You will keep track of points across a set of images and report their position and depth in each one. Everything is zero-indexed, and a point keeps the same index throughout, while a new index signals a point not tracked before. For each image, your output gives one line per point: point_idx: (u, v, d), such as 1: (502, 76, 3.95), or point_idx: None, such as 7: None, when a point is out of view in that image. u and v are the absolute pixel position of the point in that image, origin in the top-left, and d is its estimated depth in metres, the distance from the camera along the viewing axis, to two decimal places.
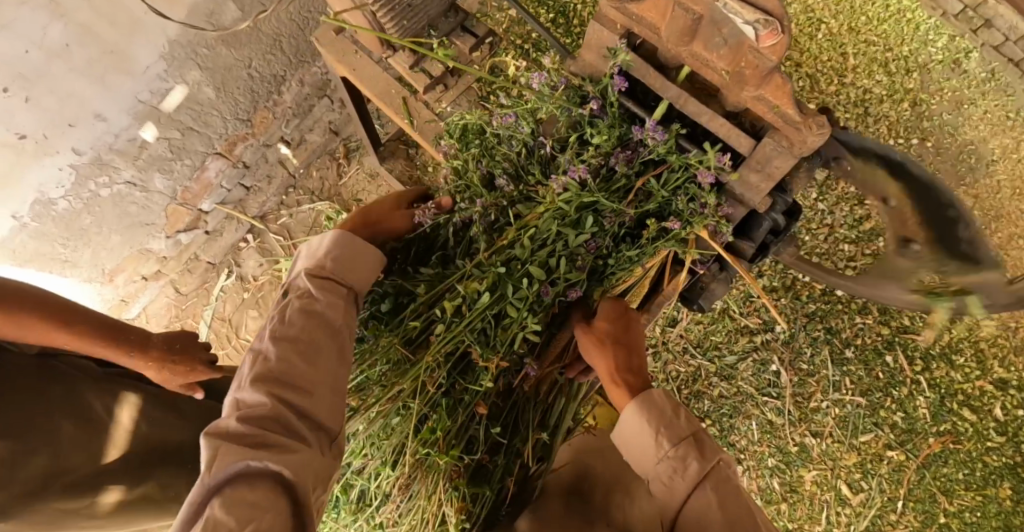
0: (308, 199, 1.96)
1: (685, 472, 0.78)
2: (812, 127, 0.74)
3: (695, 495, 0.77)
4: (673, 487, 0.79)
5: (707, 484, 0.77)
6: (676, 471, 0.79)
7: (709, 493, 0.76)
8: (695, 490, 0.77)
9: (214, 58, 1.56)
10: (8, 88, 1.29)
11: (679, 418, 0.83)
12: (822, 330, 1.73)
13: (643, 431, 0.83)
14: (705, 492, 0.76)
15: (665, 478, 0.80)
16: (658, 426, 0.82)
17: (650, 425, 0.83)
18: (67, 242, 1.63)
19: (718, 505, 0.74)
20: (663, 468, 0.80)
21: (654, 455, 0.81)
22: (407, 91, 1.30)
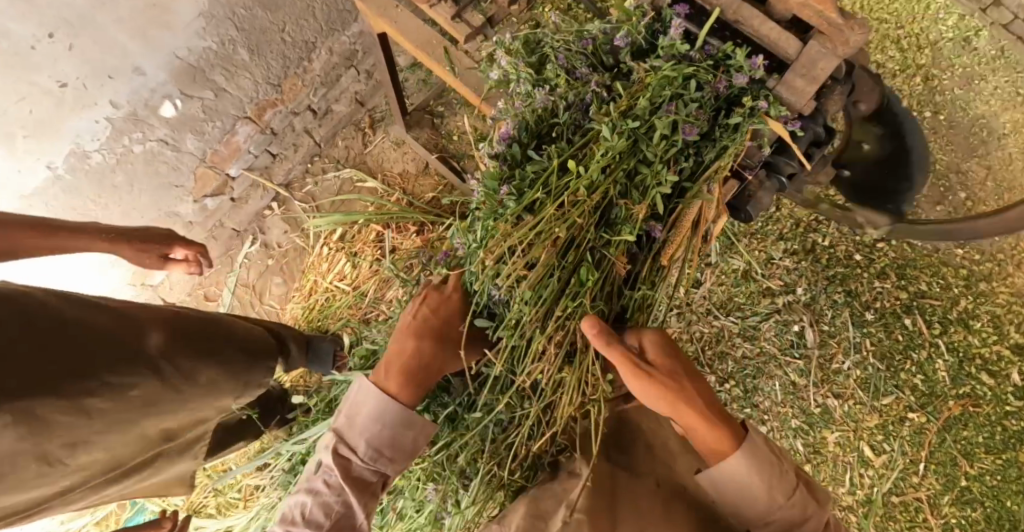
0: (333, 167, 1.98)
1: (802, 523, 0.85)
2: (854, 28, 0.79)
3: (808, 528, 0.85)
4: (796, 526, 0.85)
5: (817, 525, 0.85)
6: (794, 517, 0.85)
7: (820, 527, 0.85)
8: (817, 530, 0.84)
9: (250, 19, 1.61)
10: (54, 34, 1.32)
11: (771, 453, 0.88)
12: (843, 293, 1.76)
13: (758, 483, 0.85)
14: (820, 524, 0.85)
15: (789, 525, 0.85)
16: (773, 482, 0.85)
17: (762, 477, 0.85)
18: (99, 198, 1.65)
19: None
20: (780, 524, 0.85)
21: (771, 506, 0.85)
22: (448, 43, 1.34)
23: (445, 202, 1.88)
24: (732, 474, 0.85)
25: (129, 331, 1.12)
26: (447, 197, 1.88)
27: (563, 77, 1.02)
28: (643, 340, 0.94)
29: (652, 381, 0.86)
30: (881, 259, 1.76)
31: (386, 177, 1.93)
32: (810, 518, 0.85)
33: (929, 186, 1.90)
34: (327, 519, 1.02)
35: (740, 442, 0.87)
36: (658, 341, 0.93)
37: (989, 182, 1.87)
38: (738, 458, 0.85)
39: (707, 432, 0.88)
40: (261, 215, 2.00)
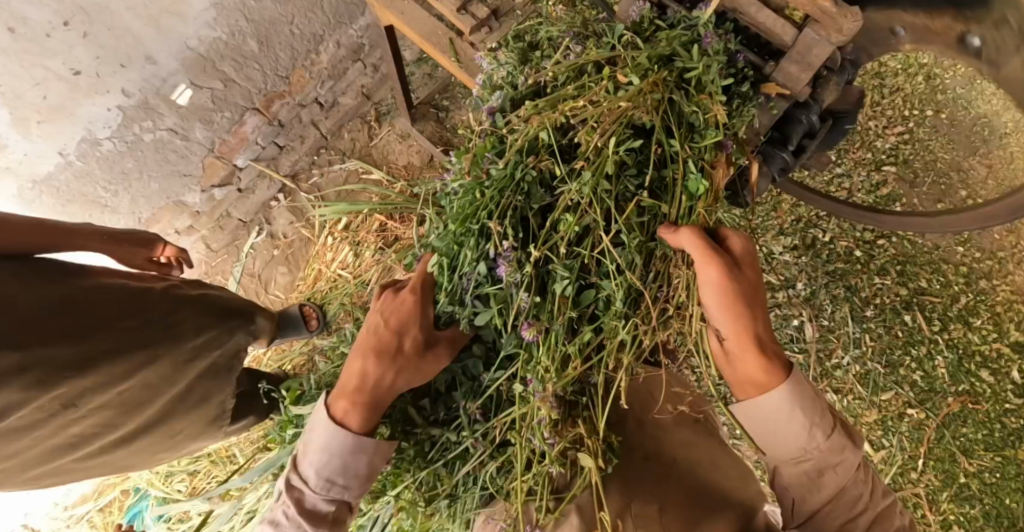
0: (339, 159, 2.01)
1: (837, 460, 0.84)
2: (846, 17, 0.84)
3: (834, 475, 0.85)
4: (823, 472, 0.85)
5: (848, 467, 0.84)
6: (825, 455, 0.84)
7: (852, 475, 0.85)
8: (844, 476, 0.84)
9: (259, 10, 1.63)
10: (69, 22, 1.36)
11: (817, 394, 0.87)
12: (843, 289, 1.76)
13: (802, 414, 0.84)
14: (851, 479, 0.85)
15: (819, 463, 0.85)
16: (812, 422, 0.84)
17: (806, 410, 0.84)
18: (109, 185, 1.69)
19: (868, 490, 0.85)
20: (812, 461, 0.85)
21: (808, 443, 0.84)
22: (453, 34, 1.37)
23: None
24: (775, 402, 0.84)
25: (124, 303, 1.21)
26: None
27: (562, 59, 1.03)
28: (731, 239, 0.88)
29: (737, 283, 0.82)
30: (881, 255, 1.78)
31: (391, 169, 1.96)
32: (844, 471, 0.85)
33: (929, 184, 1.91)
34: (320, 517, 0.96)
35: (787, 370, 0.85)
36: (743, 246, 0.87)
37: (990, 181, 1.88)
38: (780, 391, 0.83)
39: (753, 362, 0.85)
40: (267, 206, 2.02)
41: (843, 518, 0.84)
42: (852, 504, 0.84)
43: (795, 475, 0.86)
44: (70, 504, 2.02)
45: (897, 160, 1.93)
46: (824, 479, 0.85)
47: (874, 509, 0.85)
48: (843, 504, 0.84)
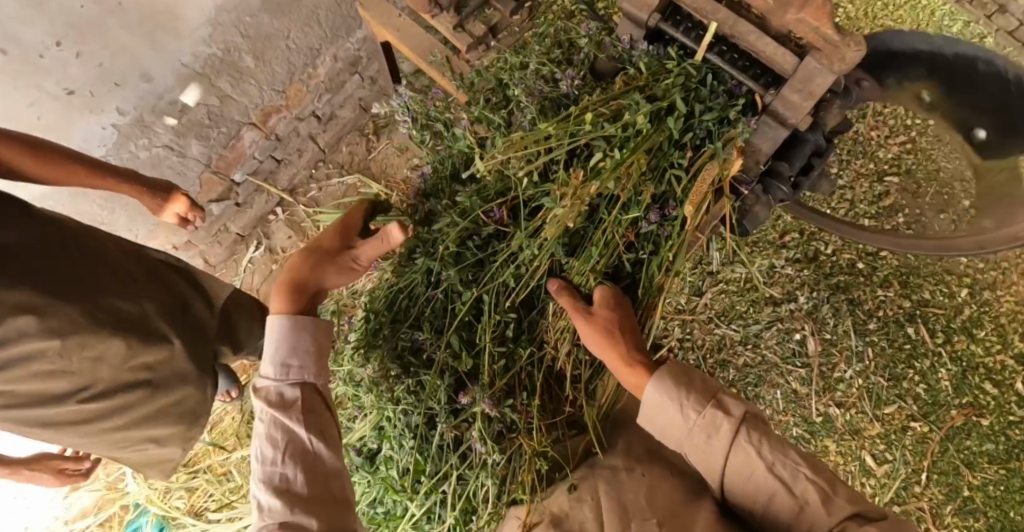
0: (338, 173, 2.00)
1: (720, 428, 0.90)
2: (849, 44, 0.82)
3: (722, 437, 0.90)
4: (712, 440, 0.90)
5: (729, 429, 0.90)
6: (705, 426, 0.91)
7: (737, 433, 0.89)
8: (729, 435, 0.89)
9: (256, 26, 1.61)
10: (62, 42, 1.34)
11: (695, 377, 0.97)
12: (845, 301, 1.75)
13: (674, 398, 0.95)
14: (738, 435, 0.89)
15: (703, 437, 0.91)
16: (683, 399, 0.94)
17: (676, 394, 0.95)
18: (105, 203, 1.68)
19: (751, 439, 0.88)
20: (697, 434, 0.92)
21: (686, 425, 0.93)
22: (451, 51, 1.35)
23: None
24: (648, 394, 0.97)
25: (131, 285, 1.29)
26: None
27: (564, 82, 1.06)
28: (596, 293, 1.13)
29: (586, 321, 1.07)
30: (884, 267, 1.76)
31: (389, 183, 1.95)
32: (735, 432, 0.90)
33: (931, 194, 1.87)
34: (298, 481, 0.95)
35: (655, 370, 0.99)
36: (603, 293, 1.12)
37: None
38: (652, 385, 0.97)
39: (632, 366, 1.02)
40: (265, 219, 2.02)
41: (742, 469, 0.88)
42: (742, 464, 0.88)
43: (698, 454, 0.92)
44: (69, 518, 1.97)
45: (899, 169, 1.90)
46: (715, 446, 0.90)
47: (768, 462, 0.86)
48: (734, 452, 0.89)
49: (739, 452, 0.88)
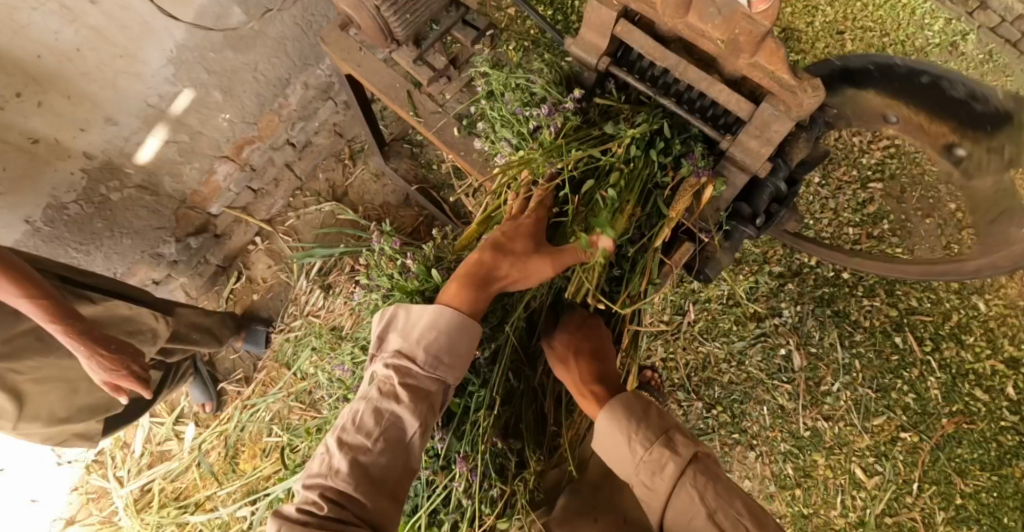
0: (315, 199, 2.01)
1: (662, 468, 0.95)
2: (807, 91, 0.76)
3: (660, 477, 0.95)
4: (652, 478, 0.96)
5: (669, 471, 0.94)
6: (647, 465, 0.97)
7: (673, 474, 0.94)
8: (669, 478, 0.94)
9: (221, 61, 1.58)
10: (22, 93, 1.32)
11: (649, 417, 1.03)
12: (829, 313, 1.73)
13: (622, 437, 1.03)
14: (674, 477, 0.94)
15: (646, 476, 0.96)
16: (633, 433, 1.01)
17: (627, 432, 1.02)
18: (80, 246, 1.65)
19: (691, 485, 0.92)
20: (644, 471, 0.97)
21: (633, 461, 0.99)
22: (412, 85, 1.31)
23: (426, 232, 1.89)
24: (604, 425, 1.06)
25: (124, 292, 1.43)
26: (429, 228, 1.89)
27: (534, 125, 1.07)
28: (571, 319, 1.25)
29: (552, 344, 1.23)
30: (869, 276, 1.74)
31: (367, 210, 1.94)
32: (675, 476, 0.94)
33: (916, 198, 1.83)
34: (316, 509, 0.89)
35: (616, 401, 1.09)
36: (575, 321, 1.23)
37: None
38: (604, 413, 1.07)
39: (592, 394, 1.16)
40: (245, 250, 2.04)
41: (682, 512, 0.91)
42: (684, 505, 0.91)
43: (644, 489, 0.97)
44: None
45: (883, 175, 1.85)
46: (654, 485, 0.95)
47: (709, 508, 0.89)
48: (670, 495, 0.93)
49: (682, 491, 0.92)
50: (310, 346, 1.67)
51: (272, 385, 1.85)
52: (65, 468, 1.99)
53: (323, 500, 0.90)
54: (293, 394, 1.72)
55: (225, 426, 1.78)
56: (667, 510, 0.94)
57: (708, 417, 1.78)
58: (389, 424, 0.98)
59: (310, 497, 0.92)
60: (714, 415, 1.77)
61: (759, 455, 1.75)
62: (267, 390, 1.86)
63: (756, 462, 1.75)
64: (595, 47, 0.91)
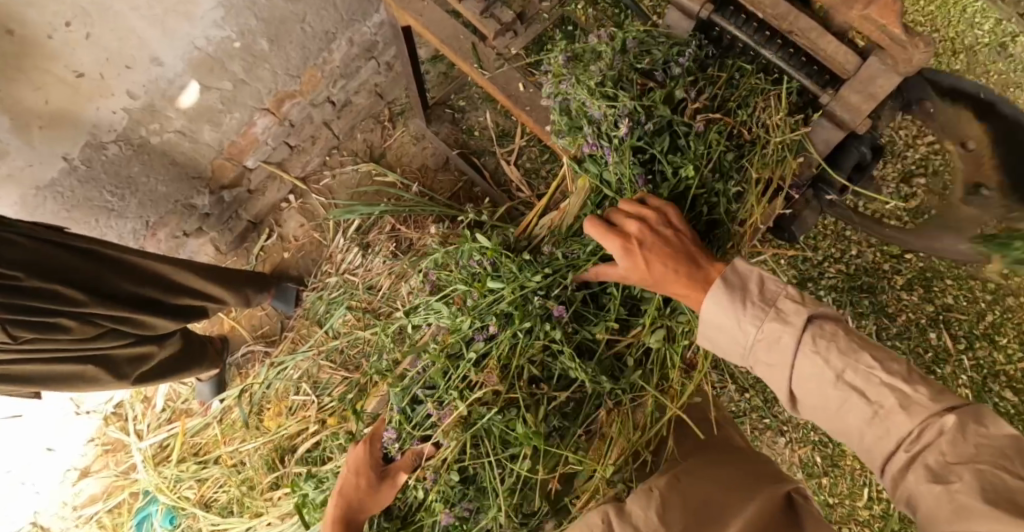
0: (352, 159, 1.96)
1: (845, 410, 0.71)
2: (918, 46, 0.76)
3: (975, 509, 0.56)
4: (955, 502, 0.58)
5: (894, 399, 0.68)
6: (768, 345, 0.78)
7: (902, 445, 0.66)
8: (781, 282, 0.81)
9: (270, 8, 1.55)
10: (70, 23, 1.29)
11: (753, 283, 0.82)
12: (868, 304, 1.75)
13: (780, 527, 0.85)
14: (916, 403, 0.66)
15: (765, 356, 0.78)
16: (741, 309, 0.80)
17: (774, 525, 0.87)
18: (115, 190, 1.63)
19: (963, 427, 0.62)
20: (760, 349, 0.79)
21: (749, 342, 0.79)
22: (475, 38, 1.27)
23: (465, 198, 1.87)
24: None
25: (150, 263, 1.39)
26: (467, 194, 1.87)
27: (636, 49, 0.98)
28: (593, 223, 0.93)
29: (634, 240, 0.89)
30: (908, 269, 1.75)
31: (405, 172, 1.92)
32: (909, 403, 0.66)
33: None
34: None
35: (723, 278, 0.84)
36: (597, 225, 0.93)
37: None
38: (709, 306, 0.83)
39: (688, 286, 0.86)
40: (277, 207, 1.99)
41: (829, 404, 0.72)
42: (813, 367, 0.73)
43: (767, 346, 0.78)
44: (79, 504, 1.93)
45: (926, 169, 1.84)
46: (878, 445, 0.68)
47: (836, 369, 0.72)
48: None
49: (817, 339, 0.75)
50: (344, 305, 1.65)
51: (302, 342, 1.82)
52: (83, 419, 1.93)
53: None
54: (323, 353, 1.68)
55: (251, 382, 1.74)
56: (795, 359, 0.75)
57: (739, 400, 1.77)
58: None
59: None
60: (746, 399, 1.76)
61: (789, 442, 1.75)
62: (296, 348, 1.83)
63: (785, 448, 1.75)
64: None
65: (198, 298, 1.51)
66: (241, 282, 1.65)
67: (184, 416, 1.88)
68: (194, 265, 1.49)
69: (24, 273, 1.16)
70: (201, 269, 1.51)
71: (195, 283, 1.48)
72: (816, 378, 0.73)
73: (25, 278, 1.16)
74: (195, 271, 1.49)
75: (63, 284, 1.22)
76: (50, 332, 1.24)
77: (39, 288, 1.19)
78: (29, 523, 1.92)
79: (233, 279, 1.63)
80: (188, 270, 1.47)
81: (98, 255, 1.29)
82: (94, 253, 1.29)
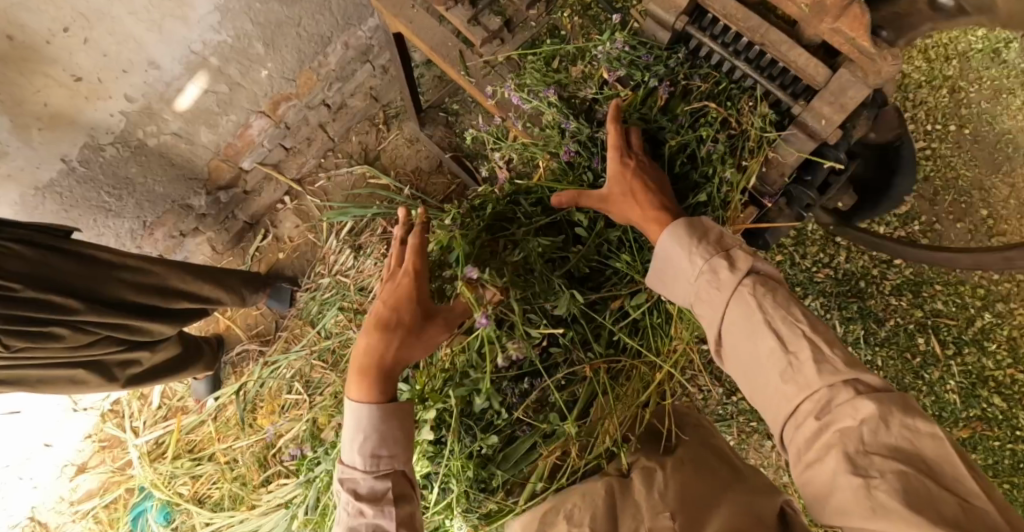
0: (347, 162, 1.98)
1: (761, 353, 0.77)
2: (887, 59, 0.78)
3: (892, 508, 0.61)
4: (874, 499, 0.62)
5: (812, 353, 0.73)
6: (709, 281, 0.83)
7: (813, 408, 0.71)
8: (737, 235, 0.86)
9: (266, 13, 1.57)
10: (69, 28, 1.32)
11: (712, 232, 0.86)
12: (858, 309, 1.76)
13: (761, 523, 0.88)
14: (830, 367, 0.71)
15: (702, 289, 0.84)
16: (694, 246, 0.85)
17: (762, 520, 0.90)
18: (112, 190, 1.65)
19: (884, 416, 0.65)
20: (703, 280, 0.83)
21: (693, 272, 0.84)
22: (464, 45, 1.30)
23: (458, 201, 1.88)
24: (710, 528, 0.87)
25: (146, 267, 1.41)
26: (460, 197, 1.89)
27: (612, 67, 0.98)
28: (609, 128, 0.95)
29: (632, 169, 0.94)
30: (897, 274, 1.75)
31: (399, 175, 1.93)
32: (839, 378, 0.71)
33: (950, 202, 1.83)
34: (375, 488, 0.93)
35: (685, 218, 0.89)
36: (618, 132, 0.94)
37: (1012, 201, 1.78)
38: (666, 236, 0.88)
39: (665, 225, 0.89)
40: (272, 208, 2.01)
41: (754, 346, 0.77)
42: (744, 311, 0.79)
43: (708, 280, 0.83)
44: (76, 499, 1.96)
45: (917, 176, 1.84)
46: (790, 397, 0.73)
47: (767, 315, 0.77)
48: (938, 521, 0.59)
49: (755, 285, 0.80)
50: (337, 306, 1.67)
51: (295, 342, 1.85)
52: (81, 415, 1.96)
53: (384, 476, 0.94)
54: (316, 353, 1.70)
55: (245, 380, 1.77)
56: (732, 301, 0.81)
57: (727, 404, 1.78)
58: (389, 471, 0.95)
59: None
60: (734, 402, 1.77)
61: (776, 445, 1.76)
62: (289, 348, 1.85)
63: (772, 451, 1.77)
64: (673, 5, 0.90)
65: (193, 297, 1.54)
66: (235, 282, 1.68)
67: (179, 414, 1.91)
68: (188, 266, 1.52)
69: (20, 285, 1.19)
70: (196, 269, 1.54)
71: (189, 283, 1.51)
72: (749, 319, 0.78)
73: (20, 290, 1.19)
74: (190, 271, 1.51)
75: (57, 294, 1.24)
76: (39, 338, 1.25)
77: (34, 298, 1.22)
78: (27, 516, 1.95)
79: (227, 279, 1.65)
80: (183, 270, 1.49)
81: (95, 263, 1.32)
82: (93, 262, 1.31)
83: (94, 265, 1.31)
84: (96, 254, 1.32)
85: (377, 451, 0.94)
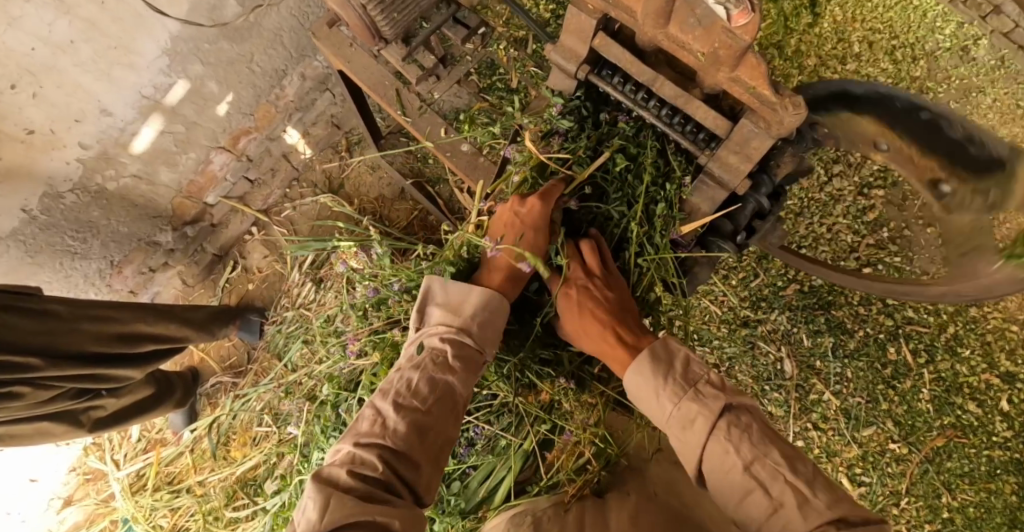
0: (312, 191, 2.00)
1: (744, 498, 0.78)
2: (788, 108, 0.77)
3: None
4: None
5: (795, 500, 0.75)
6: (683, 423, 0.85)
7: None
8: (704, 365, 0.91)
9: (216, 53, 1.58)
10: (16, 84, 1.31)
11: (678, 361, 0.92)
12: (824, 321, 1.74)
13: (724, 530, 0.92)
14: (813, 508, 0.74)
15: (678, 430, 0.86)
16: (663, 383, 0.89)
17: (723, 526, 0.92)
18: (76, 234, 1.67)
19: None
20: (674, 423, 0.86)
21: (665, 415, 0.88)
22: (401, 83, 1.28)
23: (421, 227, 1.89)
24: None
25: (105, 316, 1.42)
26: (423, 222, 1.90)
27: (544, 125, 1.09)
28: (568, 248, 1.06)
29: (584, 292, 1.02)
30: None
31: (363, 203, 1.95)
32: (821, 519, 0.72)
33: (919, 206, 1.76)
34: (428, 393, 0.93)
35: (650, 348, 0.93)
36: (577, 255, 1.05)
37: None
38: (634, 372, 0.92)
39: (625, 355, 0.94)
40: (241, 239, 2.04)
41: (733, 491, 0.79)
42: (720, 456, 0.81)
43: (681, 423, 0.86)
44: None
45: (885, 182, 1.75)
46: None
47: (745, 460, 0.79)
48: None
49: (727, 424, 0.83)
50: (301, 338, 1.70)
51: (265, 374, 1.88)
52: (65, 451, 2.00)
53: (380, 462, 0.85)
54: (283, 386, 1.73)
55: (217, 413, 1.79)
56: (704, 450, 0.83)
57: None
58: (434, 397, 0.93)
59: (353, 458, 0.86)
60: None
61: None
62: (259, 380, 1.89)
63: None
64: (574, 55, 0.92)
65: (159, 339, 1.56)
66: (201, 319, 1.70)
67: (158, 446, 1.95)
68: (148, 308, 1.54)
69: None
70: (158, 309, 1.57)
71: (151, 326, 1.53)
72: (726, 468, 0.81)
73: None
74: (153, 313, 1.54)
75: (15, 355, 1.25)
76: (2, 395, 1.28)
77: None
78: None
79: (192, 316, 1.68)
80: (143, 313, 1.51)
81: (56, 316, 1.33)
82: (50, 318, 1.31)
83: (54, 321, 1.32)
84: (50, 307, 1.33)
85: (468, 329, 0.99)
